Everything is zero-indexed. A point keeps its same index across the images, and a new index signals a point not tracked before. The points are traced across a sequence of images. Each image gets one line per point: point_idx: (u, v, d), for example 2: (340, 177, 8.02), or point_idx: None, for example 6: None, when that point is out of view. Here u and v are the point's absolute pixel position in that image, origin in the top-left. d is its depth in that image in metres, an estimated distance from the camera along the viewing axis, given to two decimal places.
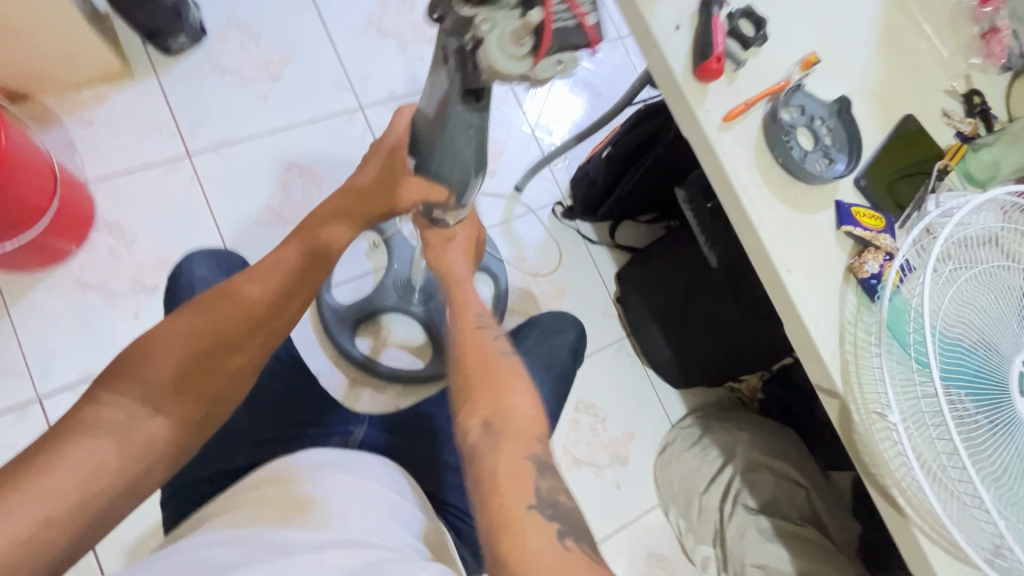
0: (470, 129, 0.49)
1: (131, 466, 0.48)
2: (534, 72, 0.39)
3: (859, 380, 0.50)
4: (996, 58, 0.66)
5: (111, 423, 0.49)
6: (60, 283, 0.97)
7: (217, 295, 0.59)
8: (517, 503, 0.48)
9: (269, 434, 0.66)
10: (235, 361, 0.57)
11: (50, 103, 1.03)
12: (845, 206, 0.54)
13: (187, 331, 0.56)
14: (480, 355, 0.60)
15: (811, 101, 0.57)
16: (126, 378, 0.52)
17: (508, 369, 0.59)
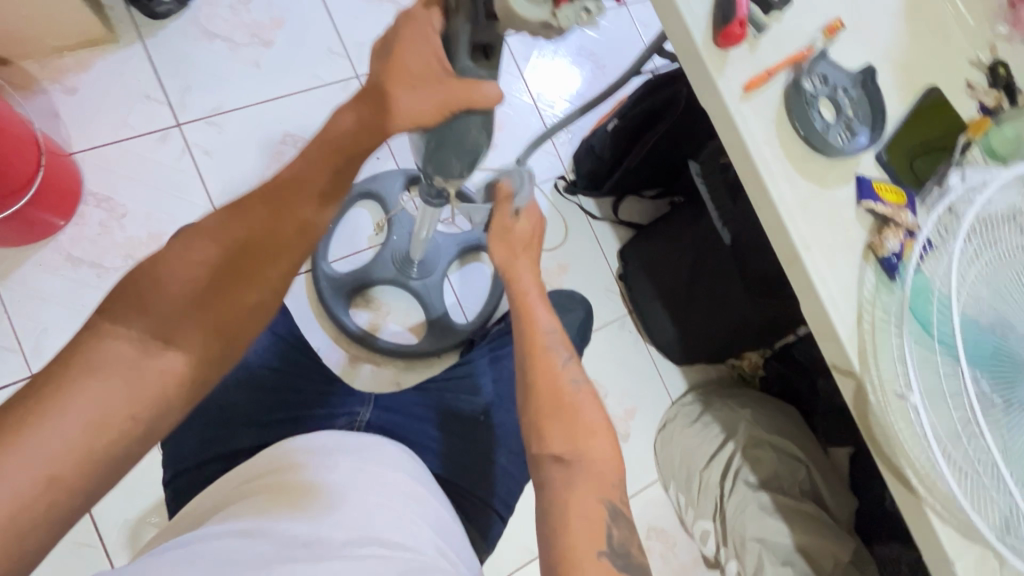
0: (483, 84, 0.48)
1: (142, 411, 0.43)
2: (555, 19, 0.40)
3: (876, 360, 0.49)
4: (1022, 28, 0.63)
5: (117, 361, 0.43)
6: (50, 259, 0.94)
7: (228, 217, 0.50)
8: (590, 544, 0.48)
9: (274, 414, 0.65)
10: (256, 295, 0.50)
11: (30, 69, 0.98)
12: (865, 181, 0.53)
13: (200, 260, 0.48)
14: (553, 387, 0.56)
15: (834, 70, 0.55)
16: (131, 309, 0.45)
17: (576, 397, 0.56)
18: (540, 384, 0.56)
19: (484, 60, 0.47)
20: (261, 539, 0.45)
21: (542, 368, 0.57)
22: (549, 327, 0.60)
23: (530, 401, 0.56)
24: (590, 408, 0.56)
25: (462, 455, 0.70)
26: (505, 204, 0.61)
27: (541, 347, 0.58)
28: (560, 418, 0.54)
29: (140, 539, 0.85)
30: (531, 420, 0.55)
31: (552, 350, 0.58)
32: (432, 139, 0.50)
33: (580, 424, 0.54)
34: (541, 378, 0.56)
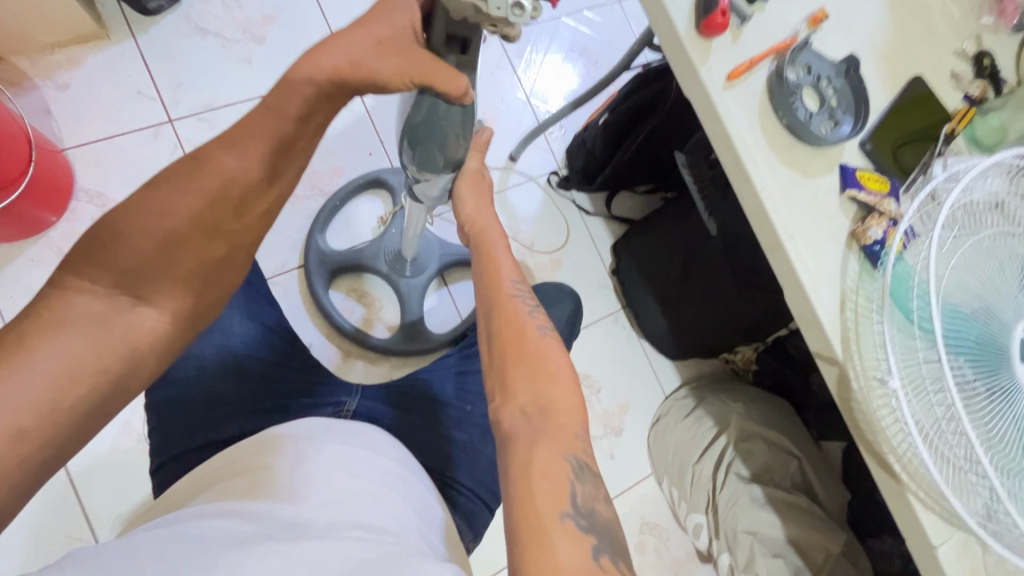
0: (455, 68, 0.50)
1: (110, 364, 0.46)
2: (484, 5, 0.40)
3: (858, 348, 0.50)
4: (1007, 18, 0.64)
5: (85, 314, 0.46)
6: (40, 254, 0.94)
7: (190, 167, 0.50)
8: (552, 505, 0.44)
9: (262, 405, 0.65)
10: (220, 249, 0.52)
11: (22, 65, 0.98)
12: (849, 169, 0.53)
13: (163, 211, 0.49)
14: (517, 335, 0.54)
15: (818, 60, 0.55)
16: (98, 262, 0.47)
17: (542, 346, 0.54)
18: (502, 330, 0.55)
19: (460, 53, 0.49)
20: (249, 519, 0.45)
21: (506, 315, 0.56)
22: (512, 277, 0.60)
23: (492, 345, 0.55)
24: (556, 355, 0.54)
25: (452, 446, 0.70)
26: (472, 154, 0.61)
27: (505, 294, 0.57)
28: (524, 363, 0.53)
29: None
30: (495, 364, 0.54)
31: (517, 300, 0.58)
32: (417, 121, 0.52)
33: (542, 367, 0.52)
34: (505, 323, 0.55)
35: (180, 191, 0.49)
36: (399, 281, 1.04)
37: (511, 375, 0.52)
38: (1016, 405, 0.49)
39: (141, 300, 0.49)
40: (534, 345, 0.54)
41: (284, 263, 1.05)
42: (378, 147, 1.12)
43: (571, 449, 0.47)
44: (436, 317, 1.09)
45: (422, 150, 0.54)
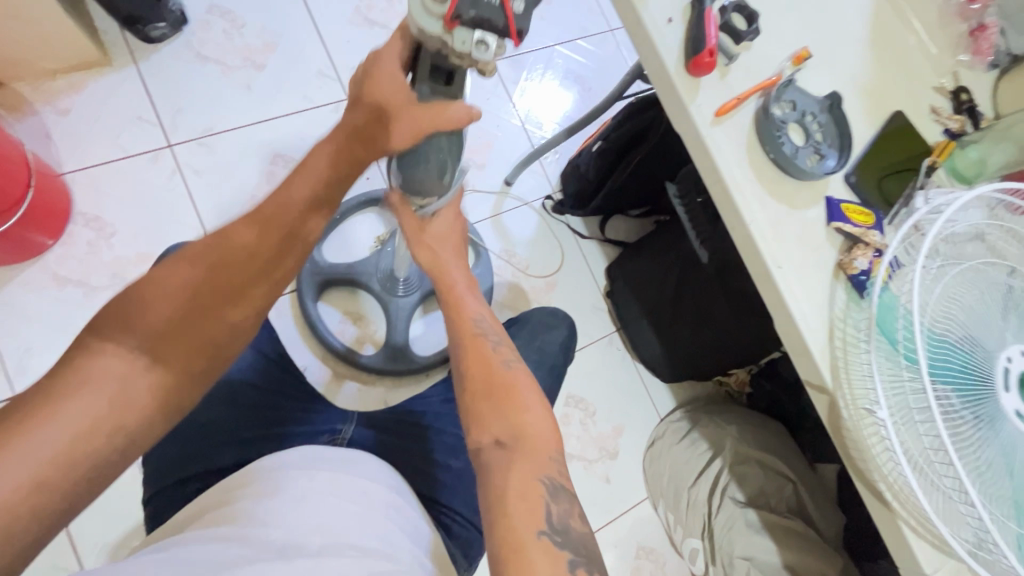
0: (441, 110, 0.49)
1: (127, 423, 0.46)
2: (450, 38, 0.41)
3: (847, 376, 0.51)
4: (983, 55, 0.66)
5: (110, 374, 0.46)
6: (36, 278, 0.94)
7: (217, 241, 0.54)
8: (528, 524, 0.45)
9: (258, 432, 0.65)
10: (240, 313, 0.53)
11: (24, 91, 1.00)
12: (834, 202, 0.54)
13: (185, 283, 0.51)
14: (484, 367, 0.56)
15: (803, 97, 0.57)
16: (122, 327, 0.48)
17: (510, 377, 0.55)
18: (469, 369, 0.56)
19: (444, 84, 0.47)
20: (242, 544, 0.45)
21: (474, 352, 0.57)
22: (477, 314, 0.61)
23: (461, 384, 0.56)
24: (527, 388, 0.55)
25: (447, 473, 0.70)
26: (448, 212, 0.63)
27: (472, 333, 0.59)
28: (490, 399, 0.53)
29: None
30: (463, 403, 0.54)
31: (483, 339, 0.59)
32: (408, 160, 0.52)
33: (511, 397, 0.53)
34: (472, 361, 0.56)
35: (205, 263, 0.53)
36: (389, 300, 1.05)
37: (478, 408, 0.53)
38: (1003, 433, 0.50)
39: (159, 362, 0.49)
40: (500, 380, 0.55)
41: None
42: (376, 172, 1.13)
43: (542, 470, 0.48)
44: (431, 339, 1.10)
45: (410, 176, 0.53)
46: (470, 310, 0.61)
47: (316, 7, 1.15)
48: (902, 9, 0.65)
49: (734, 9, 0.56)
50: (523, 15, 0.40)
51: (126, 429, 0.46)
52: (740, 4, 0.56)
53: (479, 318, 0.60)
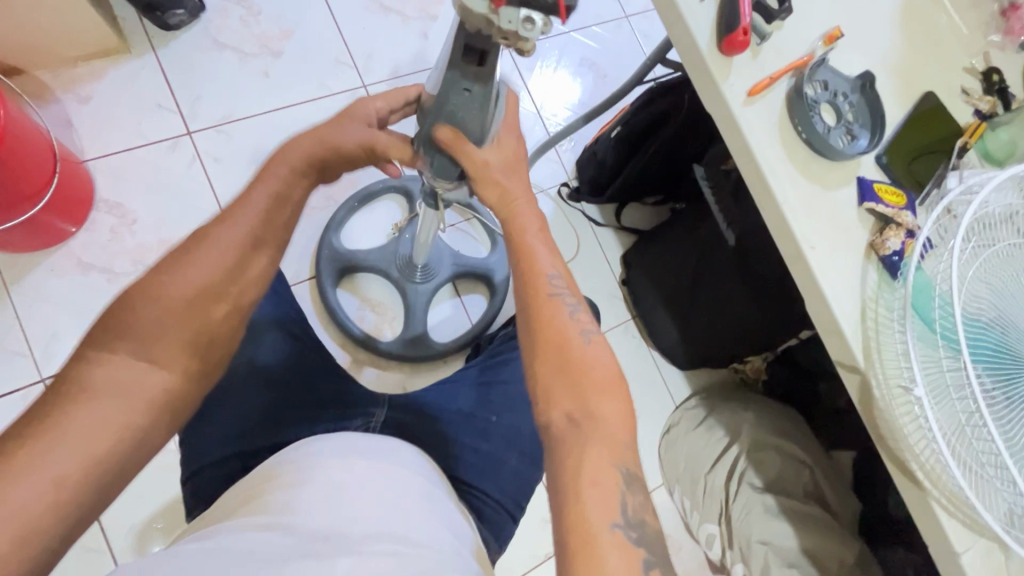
0: (466, 92, 0.53)
1: (135, 425, 0.46)
2: (494, 15, 0.40)
3: (880, 356, 0.51)
4: (1015, 35, 0.66)
5: (111, 378, 0.46)
6: (61, 265, 0.95)
7: (193, 242, 0.53)
8: (603, 515, 0.44)
9: (289, 415, 0.65)
10: (224, 306, 0.52)
11: (45, 79, 1.00)
12: (867, 183, 0.54)
13: (174, 285, 0.50)
14: (557, 340, 0.52)
15: (834, 77, 0.56)
16: (117, 334, 0.47)
17: (589, 357, 0.51)
18: (542, 342, 0.52)
19: (476, 64, 0.51)
20: (287, 532, 0.46)
21: (547, 320, 0.53)
22: (550, 270, 0.55)
23: (534, 357, 0.52)
24: (605, 362, 0.52)
25: (474, 455, 0.70)
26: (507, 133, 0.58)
27: (545, 294, 0.54)
28: (565, 380, 0.50)
29: (147, 545, 0.85)
30: (536, 377, 0.51)
31: (557, 302, 0.54)
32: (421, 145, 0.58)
33: (590, 373, 0.50)
34: (547, 332, 0.52)
35: (186, 261, 0.51)
36: (408, 287, 1.06)
37: (552, 389, 0.50)
38: None
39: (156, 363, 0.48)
40: (579, 355, 0.51)
41: (300, 273, 1.06)
42: None
43: (619, 457, 0.46)
44: (449, 326, 1.10)
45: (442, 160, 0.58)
46: (542, 268, 0.55)
47: None
48: None
49: None
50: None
51: (134, 427, 0.46)
52: None
53: (554, 277, 0.55)
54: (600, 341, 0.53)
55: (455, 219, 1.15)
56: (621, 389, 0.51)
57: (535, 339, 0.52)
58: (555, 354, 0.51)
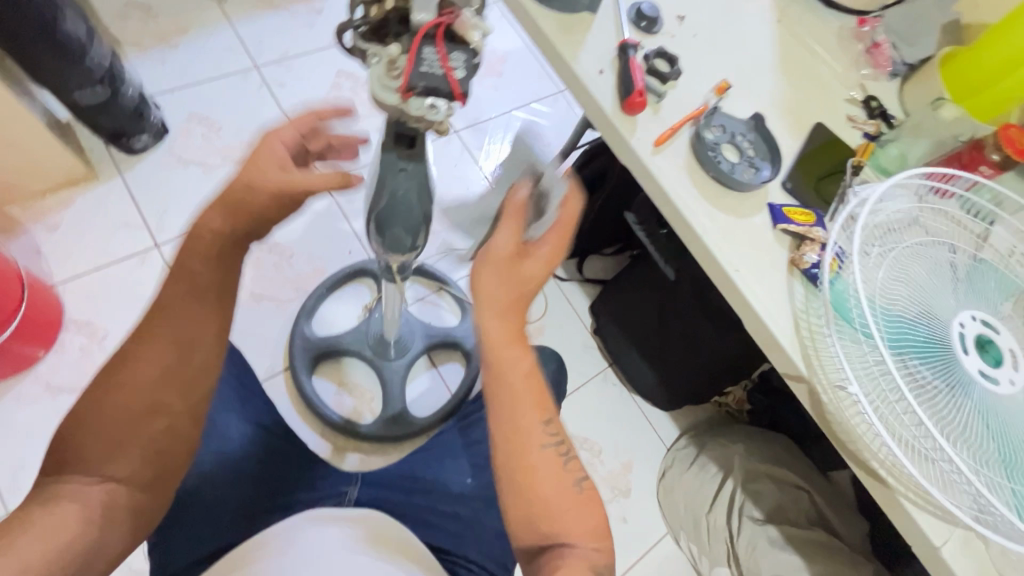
0: (401, 172, 0.52)
1: (92, 529, 0.48)
2: (405, 106, 0.45)
3: (819, 362, 0.54)
4: (883, 67, 0.76)
5: (72, 487, 0.48)
6: (28, 389, 0.95)
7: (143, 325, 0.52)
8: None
9: (264, 504, 0.67)
10: (176, 415, 0.51)
11: (15, 213, 1.05)
12: (776, 207, 0.59)
13: (124, 390, 0.49)
14: (536, 482, 0.48)
15: (730, 120, 0.63)
16: (74, 451, 0.49)
17: (575, 507, 0.48)
18: (532, 485, 0.48)
19: (407, 147, 0.51)
20: None
21: (533, 462, 0.48)
22: (536, 416, 0.49)
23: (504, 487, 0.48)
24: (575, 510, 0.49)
25: None
26: (525, 265, 0.51)
27: (531, 447, 0.48)
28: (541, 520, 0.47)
29: None
30: (516, 508, 0.48)
31: (548, 452, 0.49)
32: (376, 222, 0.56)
33: (576, 526, 0.48)
34: (531, 477, 0.48)
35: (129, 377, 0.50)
36: (383, 364, 1.07)
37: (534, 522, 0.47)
38: (972, 395, 0.53)
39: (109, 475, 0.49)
40: (554, 501, 0.48)
41: (273, 365, 1.07)
42: (356, 245, 1.18)
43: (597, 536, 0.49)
44: (428, 399, 1.11)
45: (389, 235, 0.57)
46: (536, 418, 0.49)
47: (288, 104, 1.25)
48: (804, 39, 0.75)
49: (656, 56, 0.63)
50: (466, 79, 0.43)
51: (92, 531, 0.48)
52: (660, 50, 0.64)
53: (547, 427, 0.49)
54: (588, 488, 0.51)
55: (421, 292, 1.19)
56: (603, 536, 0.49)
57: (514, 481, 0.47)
58: (532, 493, 0.48)
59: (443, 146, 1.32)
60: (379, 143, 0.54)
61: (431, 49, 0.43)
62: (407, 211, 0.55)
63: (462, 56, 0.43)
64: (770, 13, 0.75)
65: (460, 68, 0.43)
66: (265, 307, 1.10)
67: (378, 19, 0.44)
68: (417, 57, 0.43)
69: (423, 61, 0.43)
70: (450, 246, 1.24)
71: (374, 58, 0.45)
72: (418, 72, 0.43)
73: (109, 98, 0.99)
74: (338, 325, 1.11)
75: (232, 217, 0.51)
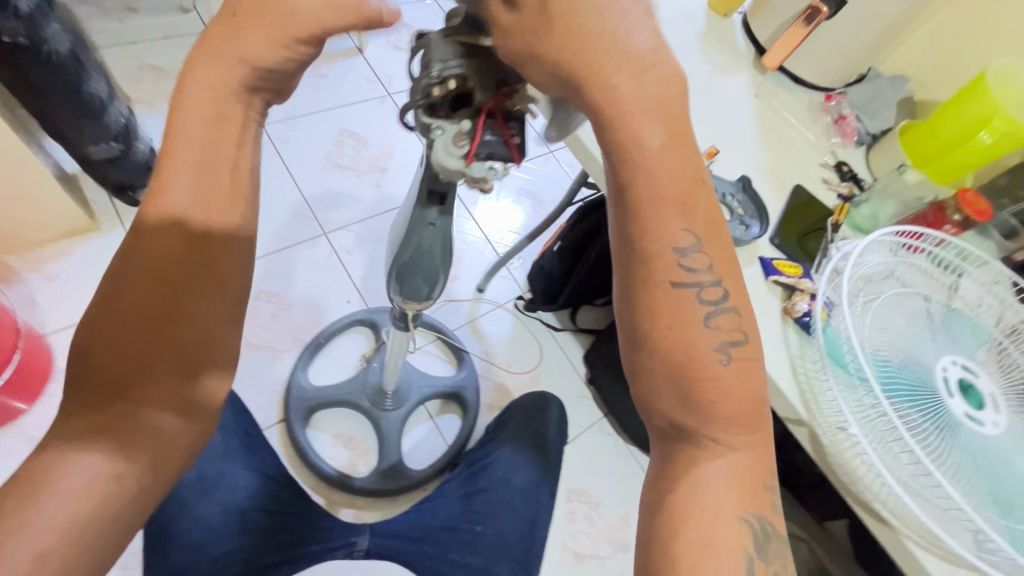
0: (432, 226, 0.55)
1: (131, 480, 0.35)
2: (469, 171, 0.46)
3: (818, 406, 0.57)
4: (849, 136, 0.85)
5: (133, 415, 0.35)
6: (10, 445, 0.91)
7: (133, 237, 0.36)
8: None
9: (273, 557, 0.74)
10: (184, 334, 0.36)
11: (12, 262, 1.04)
12: (766, 260, 0.65)
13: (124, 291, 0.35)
14: (692, 360, 0.35)
15: (720, 182, 0.69)
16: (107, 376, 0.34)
17: (727, 383, 0.36)
18: (671, 334, 0.36)
19: (437, 205, 0.53)
20: None
21: (662, 283, 0.36)
22: (680, 238, 0.36)
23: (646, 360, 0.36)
24: (741, 393, 0.36)
25: None
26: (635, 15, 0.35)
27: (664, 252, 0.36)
28: (686, 405, 0.35)
29: None
30: (639, 366, 0.36)
31: (685, 292, 0.36)
32: (397, 272, 0.59)
33: (721, 406, 0.35)
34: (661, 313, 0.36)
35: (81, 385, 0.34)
36: (379, 416, 1.06)
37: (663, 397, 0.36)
38: (961, 436, 0.56)
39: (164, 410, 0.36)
40: (718, 379, 0.36)
41: (268, 418, 1.05)
42: (355, 295, 1.20)
43: None
44: (425, 451, 1.10)
45: (408, 283, 0.60)
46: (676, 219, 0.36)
47: (292, 160, 1.31)
48: (779, 113, 0.84)
49: None
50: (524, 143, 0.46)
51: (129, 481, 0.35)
52: None
53: (687, 248, 0.36)
54: (740, 360, 0.36)
55: (420, 342, 1.20)
56: (759, 421, 0.37)
57: (652, 345, 0.36)
58: (679, 367, 0.35)
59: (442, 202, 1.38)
60: (412, 195, 0.56)
61: (490, 121, 0.44)
62: (431, 257, 0.57)
63: (518, 125, 0.45)
64: (748, 88, 0.84)
65: (519, 135, 0.45)
66: (261, 357, 1.09)
67: (436, 97, 0.44)
68: (481, 131, 0.44)
69: (487, 132, 0.44)
70: (447, 296, 1.27)
71: (437, 129, 0.45)
72: (484, 144, 0.44)
73: (122, 153, 1.02)
74: (336, 374, 1.11)
75: (194, 140, 0.36)
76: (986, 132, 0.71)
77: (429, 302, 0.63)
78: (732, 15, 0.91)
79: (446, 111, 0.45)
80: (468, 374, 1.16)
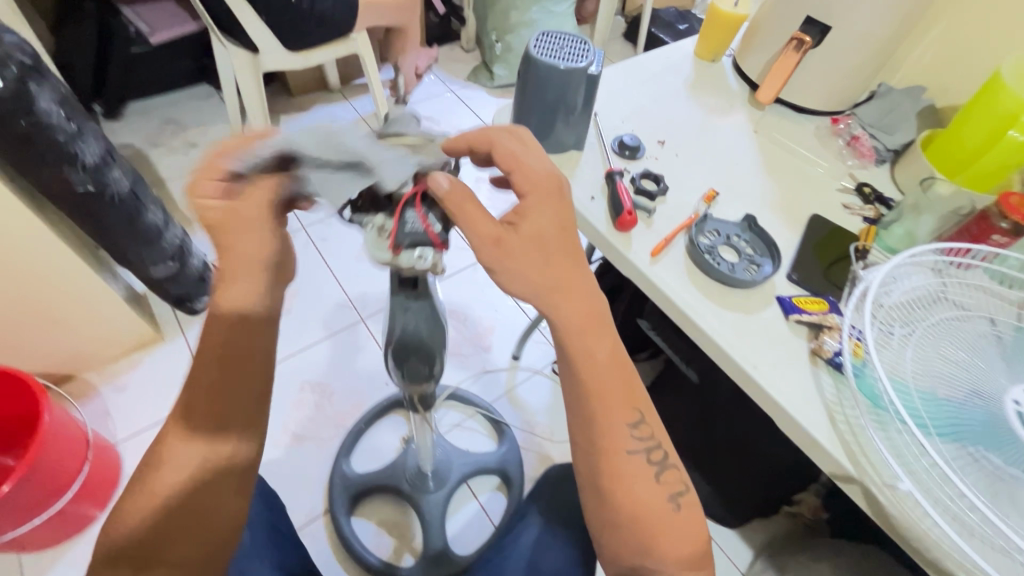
0: (410, 310, 0.56)
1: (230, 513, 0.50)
2: (397, 262, 0.46)
3: (867, 458, 0.50)
4: (867, 156, 0.80)
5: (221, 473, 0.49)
6: (84, 554, 0.97)
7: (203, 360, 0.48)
8: None
9: None
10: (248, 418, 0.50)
11: (90, 378, 1.15)
12: (784, 299, 0.60)
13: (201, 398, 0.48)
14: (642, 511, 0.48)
15: (722, 224, 0.66)
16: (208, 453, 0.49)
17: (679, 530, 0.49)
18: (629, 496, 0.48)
19: (411, 289, 0.54)
20: None
21: (622, 467, 0.48)
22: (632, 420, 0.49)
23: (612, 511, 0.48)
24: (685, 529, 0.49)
25: None
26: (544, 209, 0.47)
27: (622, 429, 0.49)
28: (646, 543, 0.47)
29: None
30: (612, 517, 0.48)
31: (636, 458, 0.49)
32: (394, 358, 0.60)
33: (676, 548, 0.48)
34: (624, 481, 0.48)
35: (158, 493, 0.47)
36: (421, 498, 1.04)
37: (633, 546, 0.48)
38: None
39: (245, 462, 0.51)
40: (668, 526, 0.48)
41: (313, 510, 1.05)
42: None
43: None
44: (473, 532, 1.06)
45: (408, 366, 0.60)
46: (622, 415, 0.49)
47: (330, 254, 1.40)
48: (784, 144, 0.81)
49: (643, 177, 0.70)
50: (446, 230, 0.46)
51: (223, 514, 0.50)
52: (645, 172, 0.70)
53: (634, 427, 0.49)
54: (688, 509, 0.51)
55: (458, 417, 1.19)
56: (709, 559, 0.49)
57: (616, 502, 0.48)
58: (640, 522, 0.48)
59: (448, 283, 1.39)
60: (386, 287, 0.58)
61: (410, 211, 0.46)
62: (424, 338, 0.58)
63: (439, 212, 0.46)
64: (747, 125, 0.82)
65: (439, 222, 0.46)
66: (306, 447, 1.12)
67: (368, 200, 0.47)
68: (399, 223, 0.45)
69: (406, 222, 0.45)
70: (483, 367, 1.27)
71: (367, 225, 0.47)
72: (403, 234, 0.45)
73: (178, 270, 1.14)
74: (378, 458, 1.12)
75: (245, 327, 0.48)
76: (1015, 130, 0.66)
77: (431, 383, 0.64)
78: (721, 58, 0.91)
79: (372, 205, 0.48)
80: (509, 447, 1.12)
